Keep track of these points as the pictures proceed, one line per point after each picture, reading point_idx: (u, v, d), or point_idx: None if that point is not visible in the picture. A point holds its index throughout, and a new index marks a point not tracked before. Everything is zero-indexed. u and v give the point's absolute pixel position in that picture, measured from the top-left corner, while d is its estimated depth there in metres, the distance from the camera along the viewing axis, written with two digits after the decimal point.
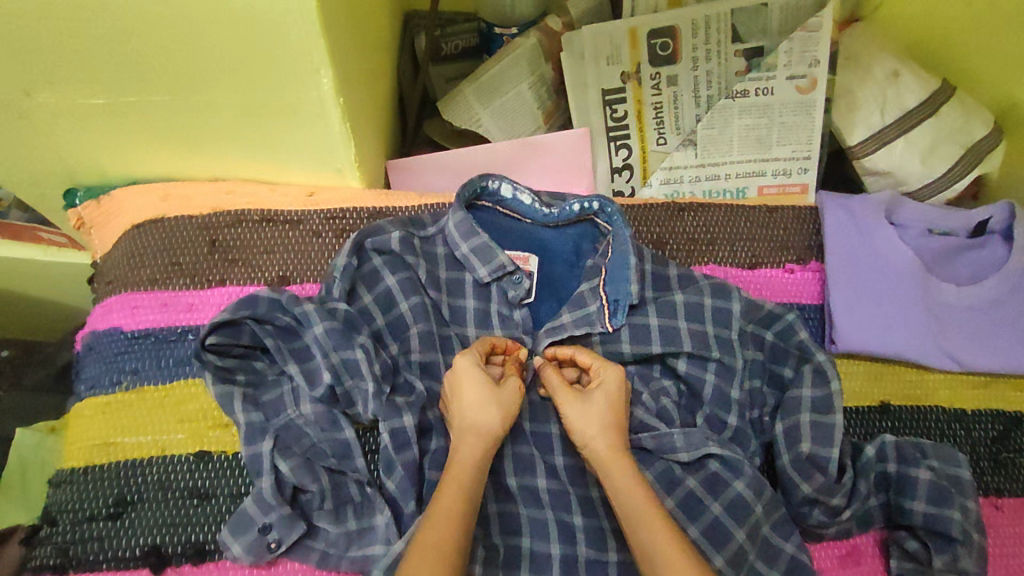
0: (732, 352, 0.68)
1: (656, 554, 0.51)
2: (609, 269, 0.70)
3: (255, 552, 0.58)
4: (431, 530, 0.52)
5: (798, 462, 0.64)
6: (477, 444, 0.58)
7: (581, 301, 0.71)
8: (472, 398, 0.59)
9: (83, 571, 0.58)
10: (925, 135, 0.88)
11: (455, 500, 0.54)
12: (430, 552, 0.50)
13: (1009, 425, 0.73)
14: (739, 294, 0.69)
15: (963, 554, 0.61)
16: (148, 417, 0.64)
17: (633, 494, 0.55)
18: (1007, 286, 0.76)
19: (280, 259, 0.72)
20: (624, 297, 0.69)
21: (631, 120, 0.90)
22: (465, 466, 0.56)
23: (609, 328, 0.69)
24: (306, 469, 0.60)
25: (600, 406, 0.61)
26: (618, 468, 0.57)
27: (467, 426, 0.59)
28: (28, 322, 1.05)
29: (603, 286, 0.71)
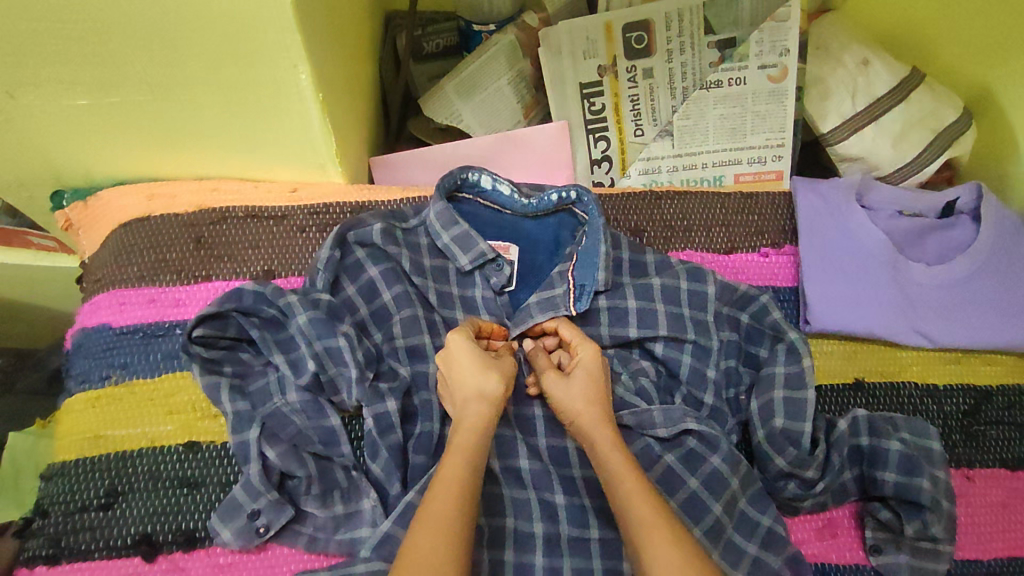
0: (706, 333, 0.70)
1: (633, 514, 0.53)
2: (580, 255, 0.72)
3: (244, 537, 0.59)
4: (438, 493, 0.53)
5: (772, 436, 0.65)
6: (480, 406, 0.59)
7: (549, 285, 0.73)
8: (469, 364, 0.61)
9: (76, 560, 0.59)
10: (896, 121, 0.90)
11: (460, 466, 0.55)
12: (437, 515, 0.51)
13: (980, 399, 0.75)
14: (714, 277, 0.71)
15: (933, 521, 0.64)
16: (138, 410, 0.65)
17: (611, 459, 0.57)
18: (974, 265, 0.78)
19: (265, 253, 0.73)
20: (591, 283, 0.71)
21: (609, 113, 0.91)
22: (469, 433, 0.58)
23: (574, 313, 0.71)
24: (292, 454, 0.61)
25: (583, 383, 0.63)
26: (599, 433, 0.59)
27: (468, 393, 0.60)
28: (26, 330, 1.07)
29: (571, 271, 0.72)
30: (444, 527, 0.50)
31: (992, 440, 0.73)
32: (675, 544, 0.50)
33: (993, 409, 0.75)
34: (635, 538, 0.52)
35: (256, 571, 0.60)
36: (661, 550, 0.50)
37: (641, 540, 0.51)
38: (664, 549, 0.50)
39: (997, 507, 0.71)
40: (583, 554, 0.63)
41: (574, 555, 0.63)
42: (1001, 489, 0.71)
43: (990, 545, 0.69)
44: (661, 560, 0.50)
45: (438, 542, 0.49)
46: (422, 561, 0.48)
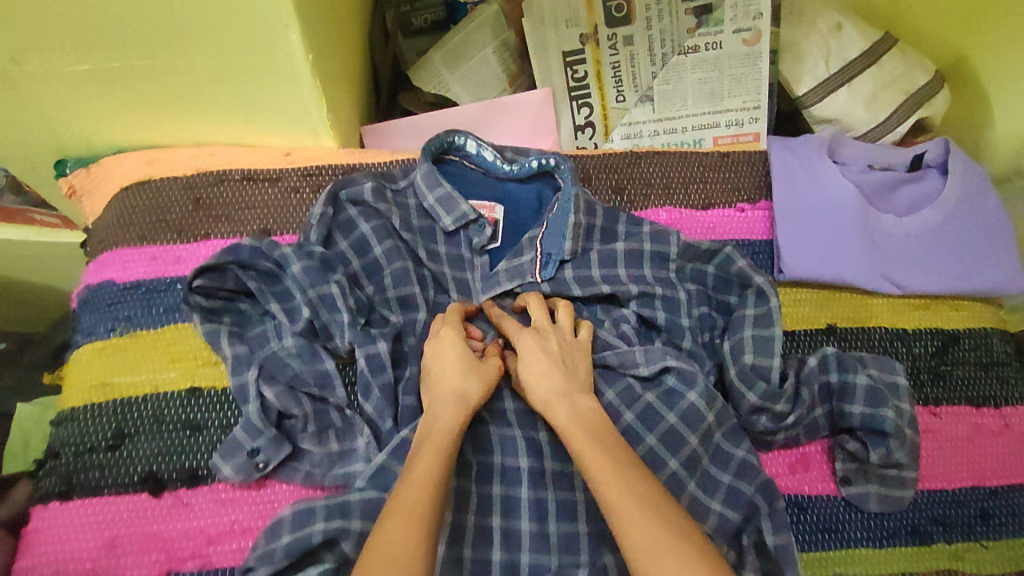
0: (671, 288, 0.73)
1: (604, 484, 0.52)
2: (551, 222, 0.75)
3: (244, 472, 0.63)
4: (410, 488, 0.53)
5: (743, 373, 0.69)
6: (455, 406, 0.60)
7: (517, 252, 0.75)
8: (451, 364, 0.63)
9: (87, 496, 0.63)
10: (868, 83, 0.93)
11: (433, 463, 0.55)
12: (408, 507, 0.52)
13: (947, 342, 0.79)
14: (677, 236, 0.74)
15: (896, 446, 0.67)
16: (141, 359, 0.68)
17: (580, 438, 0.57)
18: (942, 215, 0.81)
19: (260, 213, 0.76)
20: (557, 253, 0.74)
21: (591, 80, 0.93)
22: (443, 429, 0.58)
23: (540, 280, 0.74)
24: (288, 394, 0.64)
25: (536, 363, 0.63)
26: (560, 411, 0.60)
27: (446, 393, 0.62)
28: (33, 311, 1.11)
29: (541, 239, 0.75)
30: (412, 517, 0.51)
31: (959, 379, 0.77)
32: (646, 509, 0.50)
33: (960, 351, 0.79)
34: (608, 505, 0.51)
35: (256, 505, 0.64)
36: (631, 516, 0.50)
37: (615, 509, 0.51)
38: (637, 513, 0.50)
39: (962, 441, 0.74)
40: (567, 486, 0.68)
41: (557, 488, 0.67)
42: (967, 425, 0.75)
43: (954, 476, 0.73)
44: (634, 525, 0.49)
45: (406, 531, 0.50)
46: (381, 554, 0.48)
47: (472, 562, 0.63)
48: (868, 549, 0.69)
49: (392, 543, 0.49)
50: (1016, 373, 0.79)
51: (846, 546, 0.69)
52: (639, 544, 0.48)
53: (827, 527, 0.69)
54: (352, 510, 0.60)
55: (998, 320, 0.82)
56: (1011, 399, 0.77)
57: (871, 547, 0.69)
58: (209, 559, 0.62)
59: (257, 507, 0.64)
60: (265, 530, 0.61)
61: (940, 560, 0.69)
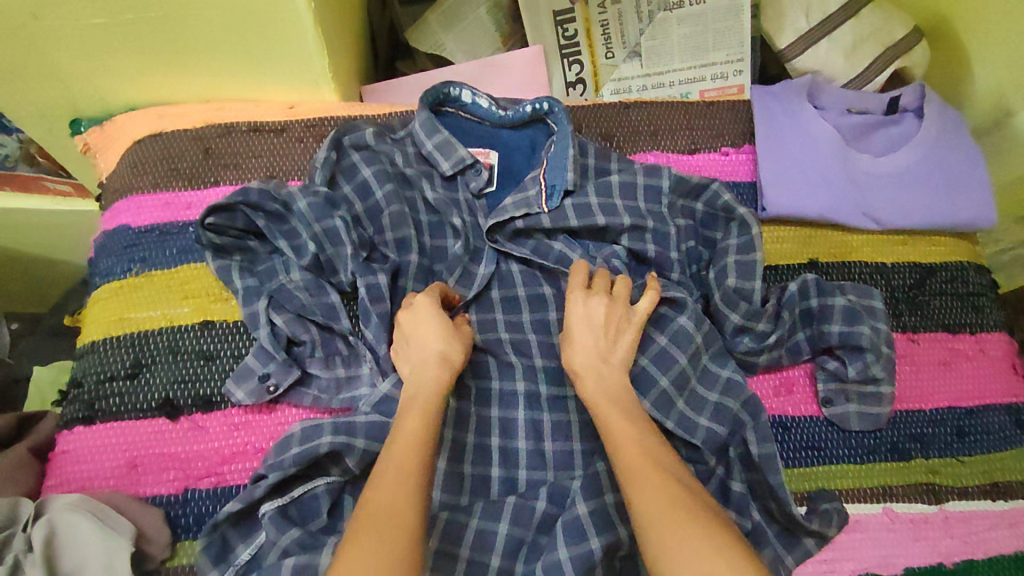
0: (663, 221, 0.77)
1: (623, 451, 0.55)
2: (551, 159, 0.79)
3: (257, 395, 0.66)
4: (398, 450, 0.55)
5: (726, 295, 0.73)
6: (439, 371, 0.61)
7: (523, 187, 0.78)
8: (432, 331, 0.63)
9: (108, 420, 0.66)
10: (848, 35, 0.96)
11: (419, 423, 0.57)
12: (398, 469, 0.53)
13: (924, 274, 0.83)
14: (668, 172, 0.78)
15: (872, 361, 0.71)
16: (156, 296, 0.72)
17: (607, 409, 0.59)
18: (918, 154, 0.84)
19: (266, 161, 0.80)
20: (560, 183, 0.77)
21: (581, 37, 0.97)
22: (428, 398, 0.59)
23: (547, 210, 0.77)
24: (297, 321, 0.69)
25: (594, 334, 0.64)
26: (591, 370, 0.62)
27: (429, 358, 0.62)
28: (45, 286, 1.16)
29: (543, 174, 0.78)
30: (403, 480, 0.52)
31: (935, 308, 0.81)
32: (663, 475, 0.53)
33: (936, 283, 0.82)
34: (623, 468, 0.54)
35: (268, 427, 0.67)
36: (646, 478, 0.52)
37: (629, 472, 0.53)
38: (651, 477, 0.52)
39: (939, 364, 0.78)
40: (562, 409, 0.71)
41: (553, 410, 0.71)
42: (943, 350, 0.79)
43: (932, 398, 0.76)
44: (648, 487, 0.52)
45: (395, 493, 0.51)
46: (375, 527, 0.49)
47: (472, 476, 0.68)
48: (849, 464, 0.72)
49: (385, 504, 0.51)
50: (990, 303, 0.83)
51: (828, 462, 0.72)
52: (650, 500, 0.51)
53: (810, 444, 0.73)
54: (357, 430, 0.63)
55: (974, 255, 0.86)
56: (986, 327, 0.81)
57: (853, 463, 0.72)
58: (223, 477, 0.65)
59: (268, 429, 0.67)
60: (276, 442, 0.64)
61: (919, 474, 0.73)
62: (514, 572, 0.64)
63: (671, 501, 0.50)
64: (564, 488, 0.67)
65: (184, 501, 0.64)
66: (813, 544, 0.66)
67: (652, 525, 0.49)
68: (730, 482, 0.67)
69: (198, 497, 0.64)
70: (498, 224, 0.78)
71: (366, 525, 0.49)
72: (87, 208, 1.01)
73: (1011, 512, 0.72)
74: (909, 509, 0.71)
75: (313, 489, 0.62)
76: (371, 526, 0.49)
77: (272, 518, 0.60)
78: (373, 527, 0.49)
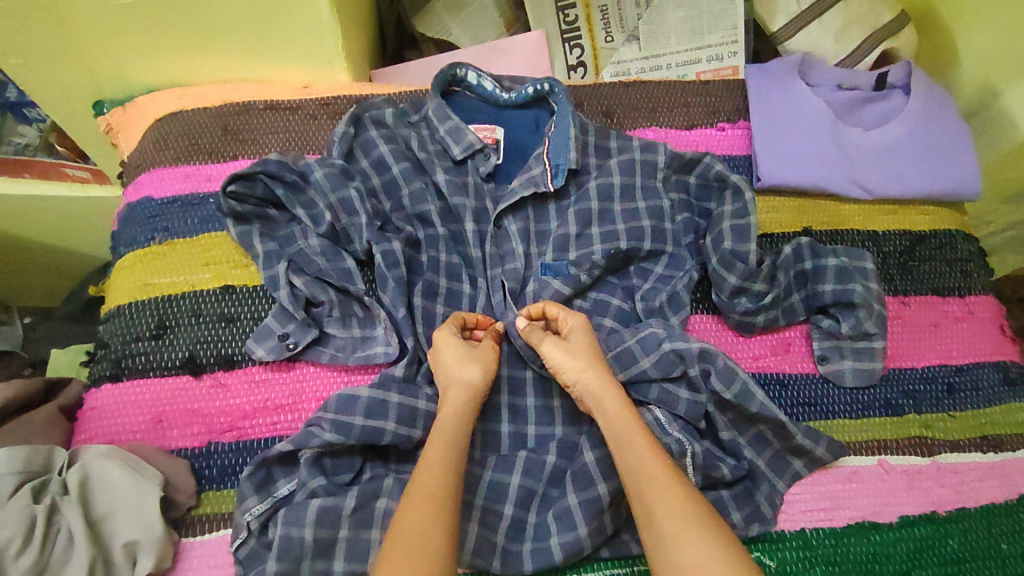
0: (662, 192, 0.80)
1: (645, 474, 0.57)
2: (553, 139, 0.79)
3: (276, 352, 0.70)
4: (427, 469, 0.58)
5: (724, 259, 0.76)
6: (462, 396, 0.64)
7: (527, 168, 0.79)
8: (453, 360, 0.65)
9: (135, 377, 0.70)
10: (838, 17, 0.99)
11: (443, 448, 0.60)
12: (425, 489, 0.56)
13: (915, 241, 0.86)
14: (663, 148, 0.81)
15: (864, 316, 0.75)
16: (179, 262, 0.75)
17: (631, 435, 0.60)
18: (906, 129, 0.88)
19: (282, 137, 0.84)
20: (564, 162, 0.78)
21: (582, 22, 1.00)
22: (450, 416, 0.62)
23: (552, 189, 0.78)
24: (316, 283, 0.72)
25: (581, 344, 0.67)
26: (604, 397, 0.63)
27: (452, 381, 0.65)
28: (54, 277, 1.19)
29: (547, 154, 0.79)
30: (430, 499, 0.55)
31: (925, 273, 0.84)
32: (684, 500, 0.55)
33: (927, 249, 0.86)
34: (643, 493, 0.56)
35: (288, 384, 0.70)
36: (665, 500, 0.55)
37: (650, 498, 0.56)
38: (673, 497, 0.55)
39: (930, 326, 0.81)
40: None
41: None
42: (934, 312, 0.82)
43: (924, 358, 0.79)
44: (668, 513, 0.54)
45: (423, 512, 0.54)
46: (409, 534, 0.53)
47: (484, 432, 0.70)
48: (844, 419, 0.75)
49: (416, 524, 0.53)
50: (978, 268, 0.86)
51: (824, 417, 0.75)
52: (669, 525, 0.53)
53: (808, 401, 0.75)
54: (418, 420, 0.67)
55: (962, 224, 0.89)
56: (975, 290, 0.85)
57: (849, 417, 0.75)
58: (245, 431, 0.68)
59: (287, 386, 0.70)
60: (339, 397, 0.65)
61: (912, 428, 0.76)
62: (526, 521, 0.66)
63: (691, 525, 0.53)
64: (572, 442, 0.70)
65: (207, 454, 0.67)
66: (801, 464, 0.71)
67: (675, 548, 0.52)
68: (718, 433, 0.70)
69: (222, 450, 0.67)
70: (508, 205, 0.79)
71: (397, 543, 0.52)
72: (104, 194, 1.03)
73: (1003, 463, 0.75)
74: (904, 461, 0.74)
75: (351, 450, 0.65)
76: (401, 546, 0.52)
77: (309, 460, 0.63)
78: (403, 547, 0.52)
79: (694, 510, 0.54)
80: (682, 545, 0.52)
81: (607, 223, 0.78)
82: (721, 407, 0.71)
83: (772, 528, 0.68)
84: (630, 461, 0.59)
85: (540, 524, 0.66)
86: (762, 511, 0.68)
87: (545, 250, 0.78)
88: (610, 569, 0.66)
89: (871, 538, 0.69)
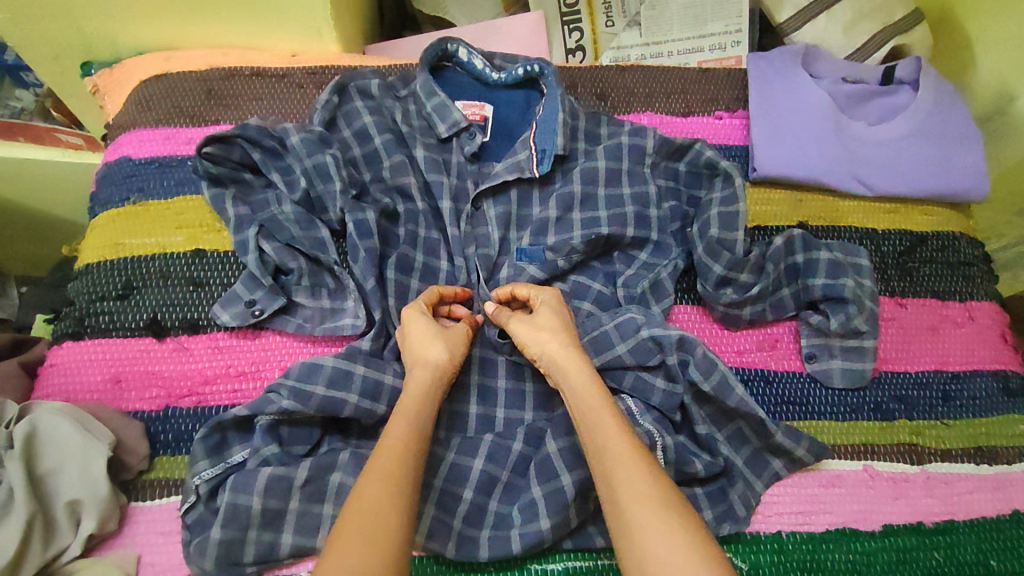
0: (650, 178, 0.77)
1: (612, 453, 0.54)
2: (539, 123, 0.77)
3: (241, 319, 0.68)
4: (386, 449, 0.55)
5: (710, 248, 0.73)
6: (426, 376, 0.61)
7: (512, 152, 0.76)
8: (419, 338, 0.63)
9: (97, 336, 0.68)
10: (848, 11, 0.96)
11: (405, 427, 0.57)
12: (382, 468, 0.53)
13: (915, 241, 0.82)
14: (652, 132, 0.78)
15: (855, 313, 0.71)
16: (152, 224, 0.74)
17: (599, 413, 0.57)
18: (911, 125, 0.85)
19: (266, 104, 0.82)
20: (551, 147, 0.75)
21: (582, 5, 0.98)
22: (414, 396, 0.59)
23: (537, 174, 0.75)
24: (286, 250, 0.70)
25: (550, 317, 0.65)
26: (578, 371, 0.61)
27: (416, 360, 0.62)
28: (42, 248, 1.12)
29: (533, 137, 0.76)
30: (385, 480, 0.52)
31: (924, 275, 0.80)
32: (650, 482, 0.52)
33: (927, 251, 0.82)
34: (608, 472, 0.53)
35: (252, 352, 0.68)
36: (631, 479, 0.52)
37: (615, 477, 0.52)
38: (638, 478, 0.52)
39: (926, 329, 0.77)
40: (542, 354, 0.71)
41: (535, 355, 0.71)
42: (931, 316, 0.78)
43: (918, 363, 0.76)
44: (633, 493, 0.51)
45: (381, 492, 0.51)
46: (365, 512, 0.50)
47: (449, 413, 0.67)
48: (830, 420, 0.72)
49: (370, 502, 0.51)
50: (982, 273, 0.82)
51: (810, 417, 0.72)
52: (633, 506, 0.50)
53: (793, 400, 0.72)
54: (382, 396, 0.64)
55: (967, 227, 0.86)
56: (976, 296, 0.81)
57: (835, 419, 0.72)
58: (204, 397, 0.66)
59: (252, 354, 0.68)
60: (301, 365, 0.63)
61: (902, 434, 0.72)
62: (486, 508, 0.63)
63: (654, 507, 0.50)
64: (539, 429, 0.67)
65: (165, 418, 0.65)
66: (781, 465, 0.68)
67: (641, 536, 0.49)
68: (694, 426, 0.67)
69: (179, 415, 0.65)
70: (490, 187, 0.76)
71: (350, 522, 0.49)
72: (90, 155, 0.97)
73: (996, 476, 0.71)
74: (891, 468, 0.70)
75: (310, 422, 0.63)
76: (357, 525, 0.49)
77: (265, 426, 0.61)
78: (357, 525, 0.49)
79: (661, 493, 0.51)
80: (645, 528, 0.49)
81: (590, 208, 0.75)
82: (699, 400, 0.68)
83: (745, 528, 0.65)
84: (597, 438, 0.56)
85: (501, 512, 0.63)
86: (736, 512, 0.65)
87: (523, 235, 0.75)
88: (573, 561, 0.63)
89: (851, 546, 0.65)
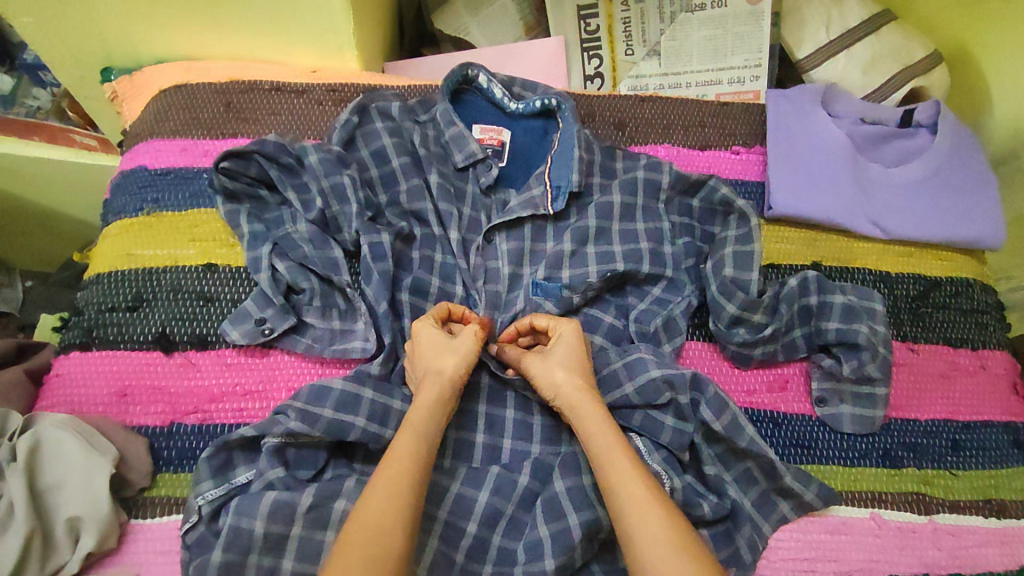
0: (662, 215, 0.77)
1: (629, 498, 0.54)
2: (556, 157, 0.77)
3: (250, 337, 0.67)
4: (392, 467, 0.54)
5: (723, 287, 0.73)
6: (434, 390, 0.60)
7: (527, 188, 0.76)
8: (430, 351, 0.63)
9: (104, 348, 0.68)
10: (866, 51, 0.96)
11: (412, 443, 0.56)
12: (391, 475, 0.53)
13: (929, 286, 0.82)
14: (668, 167, 0.78)
15: (867, 359, 0.71)
16: (164, 236, 0.73)
17: (613, 454, 0.57)
18: (928, 169, 0.85)
19: (284, 120, 0.82)
20: (566, 184, 0.75)
21: (603, 33, 0.97)
22: (423, 409, 0.59)
23: (551, 212, 0.75)
24: (299, 270, 0.69)
25: (564, 354, 0.65)
26: (590, 411, 0.61)
27: (429, 371, 0.62)
28: (60, 245, 1.12)
29: (548, 172, 0.76)
30: (394, 495, 0.52)
31: (937, 321, 0.80)
32: (666, 528, 0.51)
33: (940, 296, 0.82)
34: (625, 513, 0.53)
35: (259, 371, 0.68)
36: (648, 523, 0.52)
37: (630, 520, 0.52)
38: (654, 521, 0.52)
39: (936, 375, 0.77)
40: None
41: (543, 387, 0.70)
42: (942, 362, 0.78)
43: (927, 409, 0.75)
44: (649, 539, 0.51)
45: (387, 506, 0.51)
46: (367, 524, 0.50)
47: (456, 441, 0.67)
48: (838, 466, 0.71)
49: (375, 516, 0.50)
50: (996, 321, 0.82)
51: (818, 462, 0.71)
52: (649, 551, 0.50)
53: (801, 443, 0.71)
54: (390, 420, 0.63)
55: (981, 274, 0.85)
56: (988, 345, 0.80)
57: (843, 464, 0.71)
58: (209, 415, 0.66)
59: (260, 372, 0.68)
60: (310, 387, 0.63)
61: (910, 483, 0.71)
62: (490, 542, 0.62)
63: (670, 553, 0.50)
64: (548, 463, 0.66)
65: (169, 434, 0.65)
66: (790, 508, 0.67)
67: None
68: (702, 466, 0.67)
69: (183, 431, 0.65)
70: (505, 221, 0.76)
71: (355, 535, 0.49)
72: (104, 161, 0.96)
73: (1005, 530, 0.70)
74: (899, 517, 0.69)
75: (317, 446, 0.62)
76: (360, 542, 0.48)
77: (272, 449, 0.61)
78: (363, 535, 0.49)
79: (680, 541, 0.51)
80: None
81: (604, 243, 0.75)
82: (709, 440, 0.68)
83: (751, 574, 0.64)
84: (612, 478, 0.56)
85: (505, 546, 0.62)
86: (742, 556, 0.64)
87: (536, 269, 0.75)
88: None
89: None
